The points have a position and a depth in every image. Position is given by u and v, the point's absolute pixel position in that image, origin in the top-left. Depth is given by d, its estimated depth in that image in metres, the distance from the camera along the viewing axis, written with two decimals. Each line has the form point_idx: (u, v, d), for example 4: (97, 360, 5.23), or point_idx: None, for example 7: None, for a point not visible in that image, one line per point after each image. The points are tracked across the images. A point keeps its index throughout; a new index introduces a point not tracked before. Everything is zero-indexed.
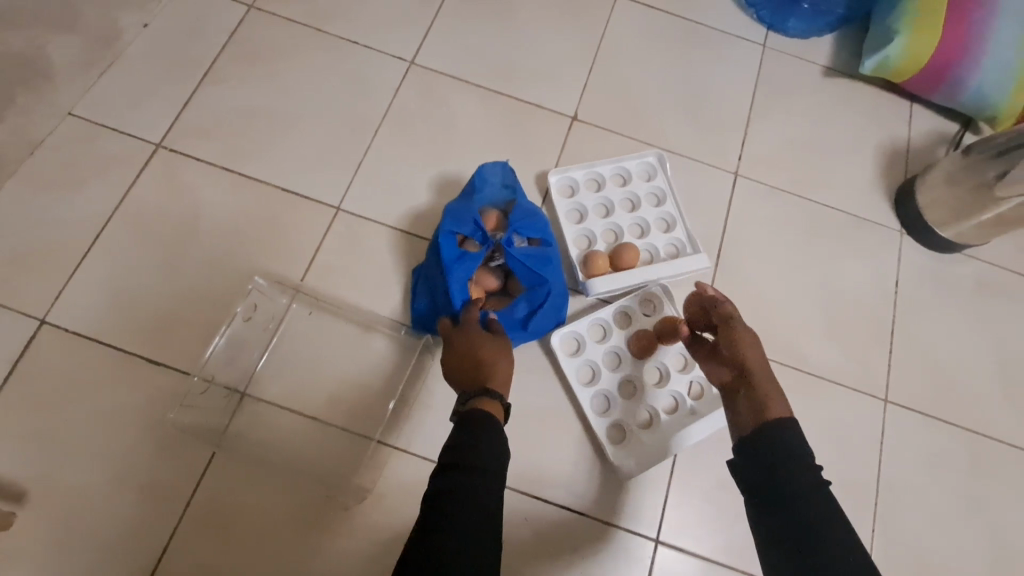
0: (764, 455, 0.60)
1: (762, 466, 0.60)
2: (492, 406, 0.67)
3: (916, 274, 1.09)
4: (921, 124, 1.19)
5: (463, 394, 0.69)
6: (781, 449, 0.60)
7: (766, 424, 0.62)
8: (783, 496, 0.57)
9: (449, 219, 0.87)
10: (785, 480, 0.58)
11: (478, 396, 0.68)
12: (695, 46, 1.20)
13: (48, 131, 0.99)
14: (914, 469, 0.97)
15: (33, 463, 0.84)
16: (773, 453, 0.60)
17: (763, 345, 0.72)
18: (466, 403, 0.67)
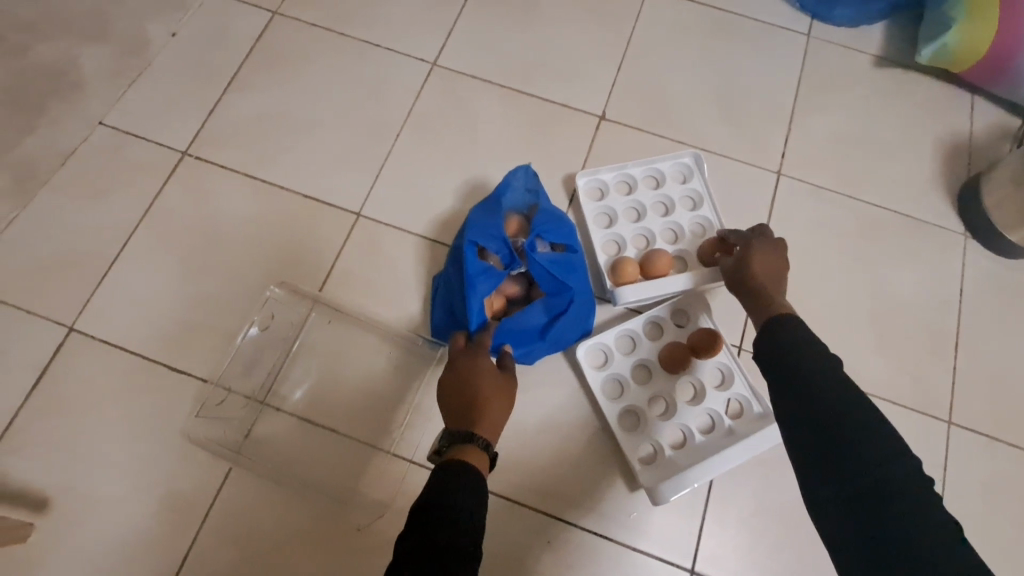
0: (815, 389, 0.54)
1: (815, 403, 0.53)
2: (474, 455, 0.61)
3: (983, 282, 0.98)
4: (987, 116, 1.08)
5: (449, 433, 0.64)
6: (827, 379, 0.54)
7: (796, 347, 0.58)
8: (845, 436, 0.50)
9: (472, 229, 0.83)
10: (844, 414, 0.51)
11: (460, 442, 0.62)
12: (733, 38, 1.13)
13: (79, 141, 1.01)
14: (983, 499, 0.88)
15: (58, 470, 0.85)
16: (817, 381, 0.54)
17: (780, 271, 0.73)
18: (450, 447, 0.62)
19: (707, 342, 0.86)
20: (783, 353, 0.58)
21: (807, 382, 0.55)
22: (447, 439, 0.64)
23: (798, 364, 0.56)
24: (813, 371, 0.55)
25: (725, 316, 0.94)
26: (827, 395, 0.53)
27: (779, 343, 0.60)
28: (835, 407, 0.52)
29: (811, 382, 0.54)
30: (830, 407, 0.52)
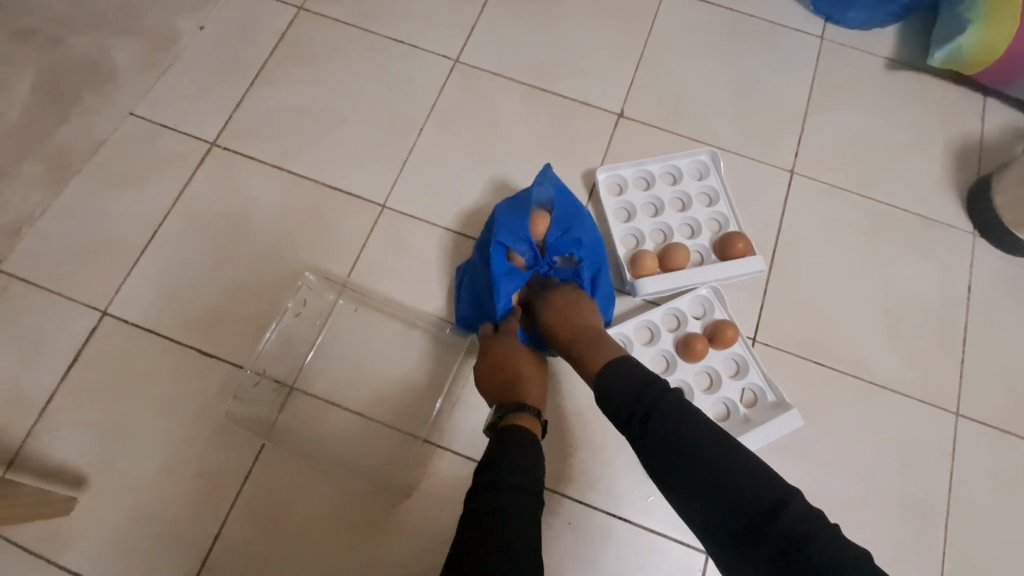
0: (655, 425, 0.59)
1: (657, 439, 0.59)
2: (528, 422, 0.71)
3: (991, 278, 1.01)
4: (996, 118, 1.11)
5: (500, 407, 0.74)
6: (662, 411, 0.60)
7: (629, 384, 0.64)
8: (689, 463, 0.57)
9: (500, 230, 0.85)
10: (682, 443, 0.57)
11: (515, 411, 0.72)
12: (747, 39, 1.15)
13: (110, 131, 1.04)
14: (989, 488, 0.90)
15: (94, 449, 0.87)
16: (654, 416, 0.60)
17: (574, 315, 0.79)
18: (503, 418, 0.72)
19: (721, 332, 0.91)
20: (619, 397, 0.63)
21: (644, 423, 0.60)
22: (499, 411, 0.74)
23: (636, 407, 0.61)
24: (647, 407, 0.61)
25: (740, 308, 0.97)
26: (664, 426, 0.59)
27: (615, 390, 0.64)
28: (673, 438, 0.58)
29: (647, 420, 0.60)
30: (672, 438, 0.58)
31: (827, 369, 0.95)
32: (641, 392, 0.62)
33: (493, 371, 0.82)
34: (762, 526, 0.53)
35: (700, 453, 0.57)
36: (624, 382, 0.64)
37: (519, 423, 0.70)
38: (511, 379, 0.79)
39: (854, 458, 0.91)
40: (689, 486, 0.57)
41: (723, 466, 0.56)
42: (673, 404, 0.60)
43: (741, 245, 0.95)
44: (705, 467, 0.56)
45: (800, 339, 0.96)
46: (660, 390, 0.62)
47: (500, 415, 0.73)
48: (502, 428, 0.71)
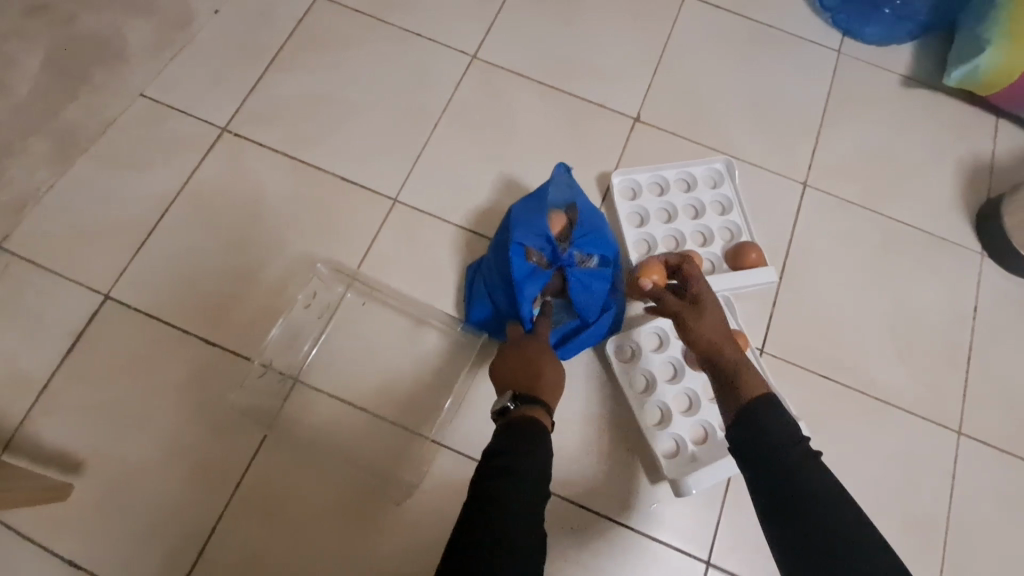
0: (771, 437, 0.58)
1: (772, 450, 0.58)
2: (540, 415, 0.67)
3: (997, 300, 1.02)
4: (1008, 140, 1.12)
5: (515, 394, 0.68)
6: (786, 431, 0.58)
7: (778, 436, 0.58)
8: (793, 484, 0.56)
9: (518, 229, 0.83)
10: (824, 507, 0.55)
11: (529, 402, 0.68)
12: (766, 49, 1.15)
13: (119, 111, 1.02)
14: (988, 507, 0.91)
15: (92, 434, 0.86)
16: (774, 434, 0.58)
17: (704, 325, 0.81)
18: (517, 406, 0.67)
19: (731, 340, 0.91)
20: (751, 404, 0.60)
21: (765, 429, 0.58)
22: (513, 399, 0.68)
23: (759, 419, 0.59)
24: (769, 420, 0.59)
25: (749, 319, 0.97)
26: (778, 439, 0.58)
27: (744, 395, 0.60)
28: (786, 458, 0.57)
29: (766, 431, 0.58)
30: (781, 453, 0.57)
31: (833, 383, 0.95)
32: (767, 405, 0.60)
33: (510, 362, 0.76)
34: None
35: (808, 482, 0.56)
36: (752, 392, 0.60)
37: (532, 415, 0.66)
38: (529, 370, 0.74)
39: (857, 473, 0.91)
40: (781, 499, 0.57)
41: (825, 501, 0.55)
42: (793, 430, 0.59)
43: (754, 255, 0.95)
44: (804, 492, 0.56)
45: (808, 352, 0.96)
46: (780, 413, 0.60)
47: (512, 402, 0.67)
48: (513, 419, 0.65)
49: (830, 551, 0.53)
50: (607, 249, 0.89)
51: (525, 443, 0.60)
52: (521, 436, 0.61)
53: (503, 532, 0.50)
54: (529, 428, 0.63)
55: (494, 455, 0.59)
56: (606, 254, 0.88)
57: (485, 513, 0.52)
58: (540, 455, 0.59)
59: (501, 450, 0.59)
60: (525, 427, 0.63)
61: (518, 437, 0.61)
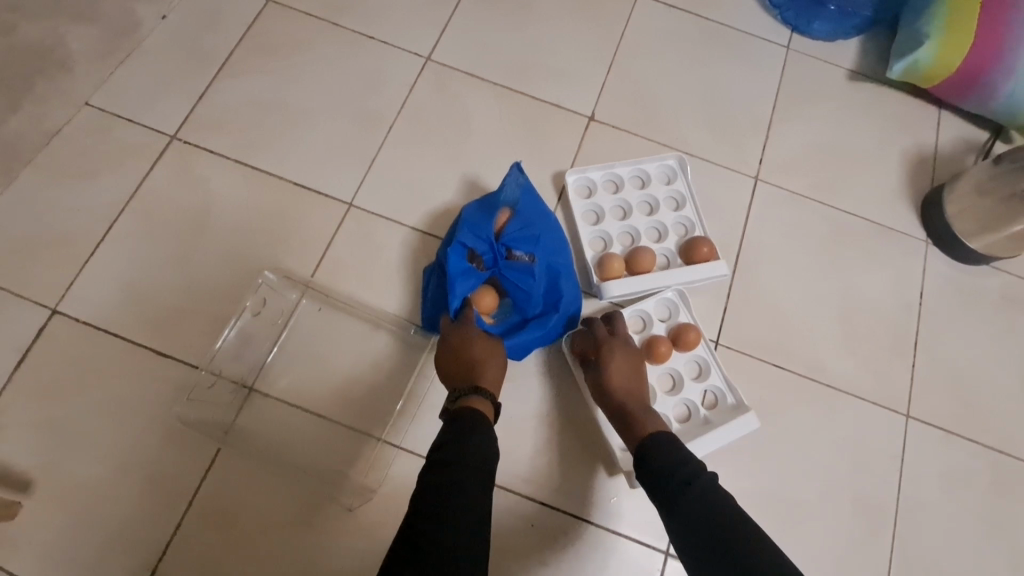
0: (693, 496, 0.64)
1: (689, 516, 0.63)
2: (482, 405, 0.71)
3: (941, 285, 1.05)
4: (949, 131, 1.16)
5: (453, 391, 0.73)
6: (707, 493, 0.64)
7: (664, 459, 0.70)
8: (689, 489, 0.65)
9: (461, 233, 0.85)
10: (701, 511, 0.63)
11: (469, 394, 0.72)
12: (717, 47, 1.17)
13: (64, 122, 1.00)
14: (935, 487, 0.94)
15: (40, 452, 0.84)
16: (702, 501, 0.64)
17: (635, 365, 0.86)
18: (457, 400, 0.71)
19: (684, 335, 0.92)
20: (661, 472, 0.69)
21: (680, 489, 0.66)
22: (452, 395, 0.72)
23: (671, 477, 0.67)
24: (680, 480, 0.66)
25: (704, 312, 0.99)
26: (700, 501, 0.64)
27: (649, 457, 0.71)
28: (673, 470, 0.68)
29: (678, 493, 0.65)
30: (701, 513, 0.62)
31: (786, 372, 0.97)
32: (676, 469, 0.68)
33: (449, 360, 0.80)
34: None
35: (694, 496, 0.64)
36: (654, 464, 0.70)
37: (473, 405, 0.70)
38: (467, 365, 0.79)
39: (811, 459, 0.94)
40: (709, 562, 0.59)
41: (703, 505, 0.63)
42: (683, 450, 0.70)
43: (706, 249, 0.96)
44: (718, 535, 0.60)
45: (762, 343, 0.98)
46: (673, 444, 0.72)
47: (453, 398, 0.72)
48: (454, 411, 0.70)
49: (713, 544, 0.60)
50: (547, 248, 0.90)
51: (469, 430, 0.64)
52: (467, 425, 0.65)
53: (448, 519, 0.54)
54: (472, 414, 0.67)
55: (438, 449, 0.62)
56: (545, 254, 0.89)
57: (429, 505, 0.55)
58: (481, 441, 0.63)
59: (450, 440, 0.63)
60: (468, 414, 0.67)
61: (459, 427, 0.65)
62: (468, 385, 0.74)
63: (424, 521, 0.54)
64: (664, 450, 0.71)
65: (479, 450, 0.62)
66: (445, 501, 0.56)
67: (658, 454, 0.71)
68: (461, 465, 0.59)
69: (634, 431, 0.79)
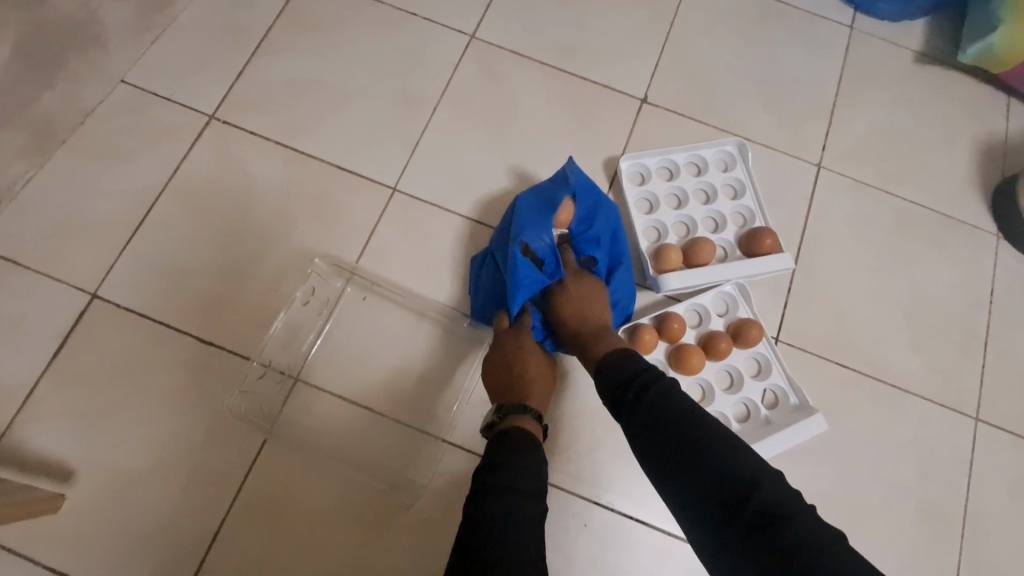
0: (654, 413, 0.59)
1: (648, 424, 0.59)
2: (529, 424, 0.69)
3: (1014, 283, 1.00)
4: (1023, 117, 1.09)
5: (499, 407, 0.72)
6: (616, 370, 0.66)
7: (625, 372, 0.65)
8: (641, 402, 0.60)
9: (521, 230, 0.81)
10: (668, 419, 0.58)
11: (515, 413, 0.70)
12: (776, 26, 1.11)
13: (99, 100, 0.96)
14: (1006, 494, 0.90)
15: (84, 442, 0.82)
16: (620, 380, 0.64)
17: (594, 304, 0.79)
18: (503, 418, 0.70)
19: (745, 331, 0.88)
20: (617, 382, 0.64)
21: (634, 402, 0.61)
22: (499, 412, 0.71)
23: (627, 386, 0.63)
24: (639, 391, 0.62)
25: (763, 307, 0.94)
26: (658, 404, 0.59)
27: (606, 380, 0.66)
28: (628, 379, 0.64)
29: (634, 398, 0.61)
30: (663, 421, 0.58)
31: (848, 370, 0.93)
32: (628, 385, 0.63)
33: (505, 360, 0.79)
34: (732, 502, 0.52)
35: (656, 405, 0.59)
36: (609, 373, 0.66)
37: (519, 424, 0.68)
38: (519, 375, 0.77)
39: (875, 462, 0.90)
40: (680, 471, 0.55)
41: (670, 412, 0.58)
42: (635, 364, 0.65)
43: (769, 241, 0.91)
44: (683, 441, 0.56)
45: (824, 340, 0.94)
46: (627, 358, 0.67)
47: (499, 416, 0.71)
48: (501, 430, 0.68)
49: (674, 446, 0.56)
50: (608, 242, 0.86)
51: (516, 453, 0.61)
52: (513, 447, 0.62)
53: (506, 541, 0.51)
54: (519, 434, 0.65)
55: (486, 470, 0.59)
56: (605, 259, 0.85)
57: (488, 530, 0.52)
58: (530, 464, 0.60)
59: (496, 463, 0.60)
60: (514, 436, 0.65)
61: (505, 449, 0.62)
62: (514, 402, 0.73)
63: (483, 542, 0.51)
64: (618, 369, 0.66)
65: (529, 470, 0.59)
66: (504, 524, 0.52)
67: (611, 378, 0.66)
68: (510, 489, 0.56)
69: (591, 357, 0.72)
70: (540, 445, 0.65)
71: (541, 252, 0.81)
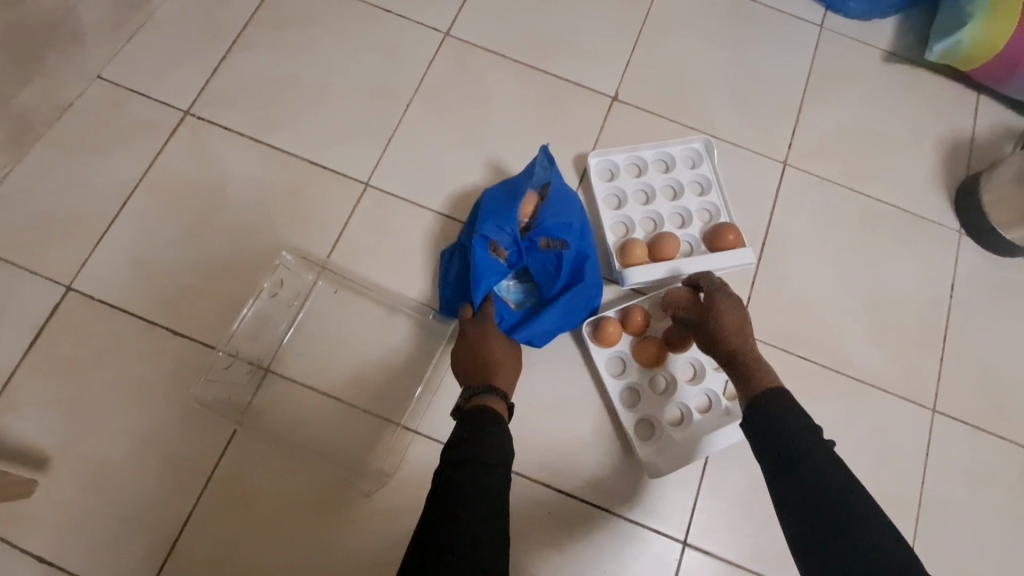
0: (812, 480, 0.58)
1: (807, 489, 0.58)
2: (495, 403, 0.71)
3: (974, 278, 1.02)
4: (988, 116, 1.11)
5: (467, 390, 0.73)
6: (778, 419, 0.62)
7: (785, 425, 0.62)
8: (802, 462, 0.59)
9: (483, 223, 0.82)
10: (832, 489, 0.57)
11: (482, 393, 0.72)
12: (748, 25, 1.12)
13: (76, 95, 0.98)
14: (959, 482, 0.92)
15: (57, 431, 0.84)
16: (781, 432, 0.61)
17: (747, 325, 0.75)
18: (470, 400, 0.71)
19: None
20: (776, 431, 0.62)
21: (793, 462, 0.59)
22: (466, 394, 0.73)
23: (792, 442, 0.60)
24: (797, 450, 0.60)
25: None
26: (821, 473, 0.58)
27: (760, 424, 0.64)
28: (789, 432, 0.61)
29: (792, 454, 0.60)
30: (826, 491, 0.57)
31: (809, 363, 0.95)
32: (795, 438, 0.61)
33: (468, 351, 0.81)
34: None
35: (815, 464, 0.59)
36: (769, 422, 0.63)
37: (485, 404, 0.69)
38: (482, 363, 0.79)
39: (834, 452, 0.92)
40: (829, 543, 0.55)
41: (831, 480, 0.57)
42: (801, 418, 0.62)
43: (732, 236, 0.93)
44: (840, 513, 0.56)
45: (786, 333, 0.96)
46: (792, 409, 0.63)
47: (467, 398, 0.72)
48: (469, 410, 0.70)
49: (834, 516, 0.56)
50: (576, 233, 0.86)
51: (483, 430, 0.63)
52: (482, 425, 0.64)
53: (472, 514, 0.53)
54: (485, 413, 0.66)
55: (454, 447, 0.61)
56: (577, 244, 0.86)
57: (448, 505, 0.54)
58: (496, 440, 0.61)
59: (463, 440, 0.61)
60: (478, 416, 0.66)
61: (472, 427, 0.63)
62: (481, 384, 0.75)
63: (446, 516, 0.53)
64: (779, 420, 0.62)
65: (494, 446, 0.61)
66: (469, 498, 0.54)
67: (764, 420, 0.63)
68: (477, 463, 0.57)
69: (749, 384, 0.69)
70: (506, 422, 0.67)
71: (504, 245, 0.83)
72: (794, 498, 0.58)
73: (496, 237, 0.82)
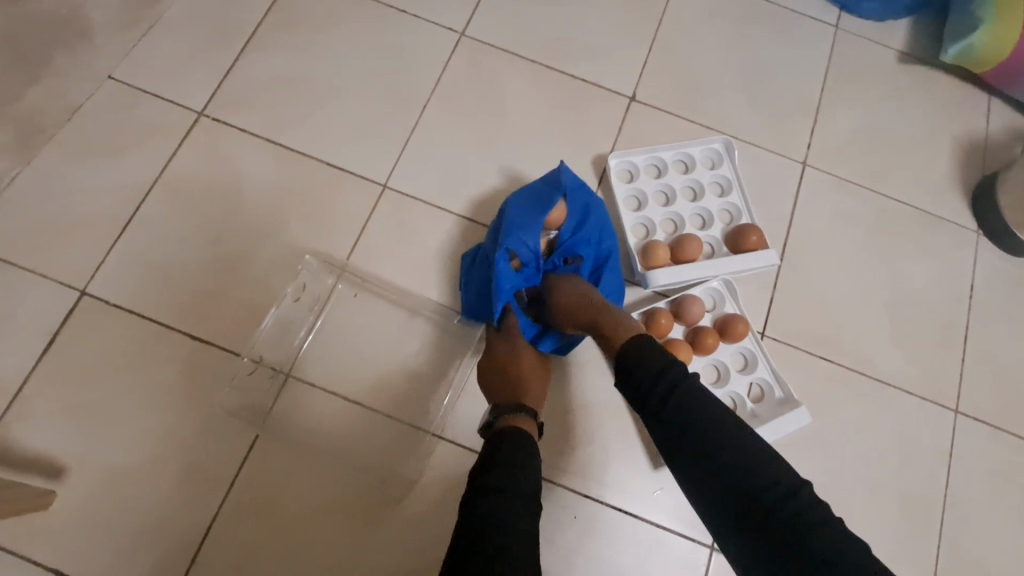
0: (693, 435, 0.58)
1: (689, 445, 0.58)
2: (525, 424, 0.69)
3: (992, 278, 1.02)
4: (1001, 116, 1.11)
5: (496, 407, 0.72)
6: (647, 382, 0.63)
7: (654, 381, 0.62)
8: (678, 420, 0.59)
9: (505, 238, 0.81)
10: (709, 438, 0.57)
11: (511, 412, 0.70)
12: (763, 26, 1.12)
13: (87, 96, 0.96)
14: (981, 482, 0.92)
15: (74, 439, 0.82)
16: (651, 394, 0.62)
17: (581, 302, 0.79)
18: (498, 418, 0.70)
19: (732, 326, 0.89)
20: (645, 394, 0.63)
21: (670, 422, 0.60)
22: (495, 412, 0.71)
23: (666, 402, 0.61)
24: (671, 407, 0.60)
25: (750, 302, 0.96)
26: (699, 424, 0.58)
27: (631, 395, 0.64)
28: (658, 393, 0.62)
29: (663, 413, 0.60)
30: (705, 441, 0.57)
31: (831, 364, 0.95)
32: (665, 387, 0.61)
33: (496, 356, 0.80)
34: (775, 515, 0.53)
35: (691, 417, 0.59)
36: (640, 387, 0.64)
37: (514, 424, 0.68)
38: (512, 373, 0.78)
39: (858, 453, 0.92)
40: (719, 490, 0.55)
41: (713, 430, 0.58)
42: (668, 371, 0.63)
43: (754, 238, 0.92)
44: (723, 457, 0.56)
45: (808, 335, 0.95)
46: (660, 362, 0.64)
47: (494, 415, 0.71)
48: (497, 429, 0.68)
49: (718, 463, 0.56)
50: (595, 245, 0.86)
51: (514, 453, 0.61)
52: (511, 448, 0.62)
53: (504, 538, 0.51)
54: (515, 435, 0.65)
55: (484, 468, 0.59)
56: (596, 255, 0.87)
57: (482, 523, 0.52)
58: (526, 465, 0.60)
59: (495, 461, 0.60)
60: (508, 437, 0.65)
61: (503, 448, 0.62)
62: (510, 401, 0.73)
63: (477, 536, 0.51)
64: (645, 379, 0.63)
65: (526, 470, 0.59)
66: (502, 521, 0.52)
67: (636, 387, 0.64)
68: (509, 488, 0.56)
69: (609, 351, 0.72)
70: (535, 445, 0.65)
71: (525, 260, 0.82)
72: (685, 460, 0.58)
73: (518, 253, 0.81)
